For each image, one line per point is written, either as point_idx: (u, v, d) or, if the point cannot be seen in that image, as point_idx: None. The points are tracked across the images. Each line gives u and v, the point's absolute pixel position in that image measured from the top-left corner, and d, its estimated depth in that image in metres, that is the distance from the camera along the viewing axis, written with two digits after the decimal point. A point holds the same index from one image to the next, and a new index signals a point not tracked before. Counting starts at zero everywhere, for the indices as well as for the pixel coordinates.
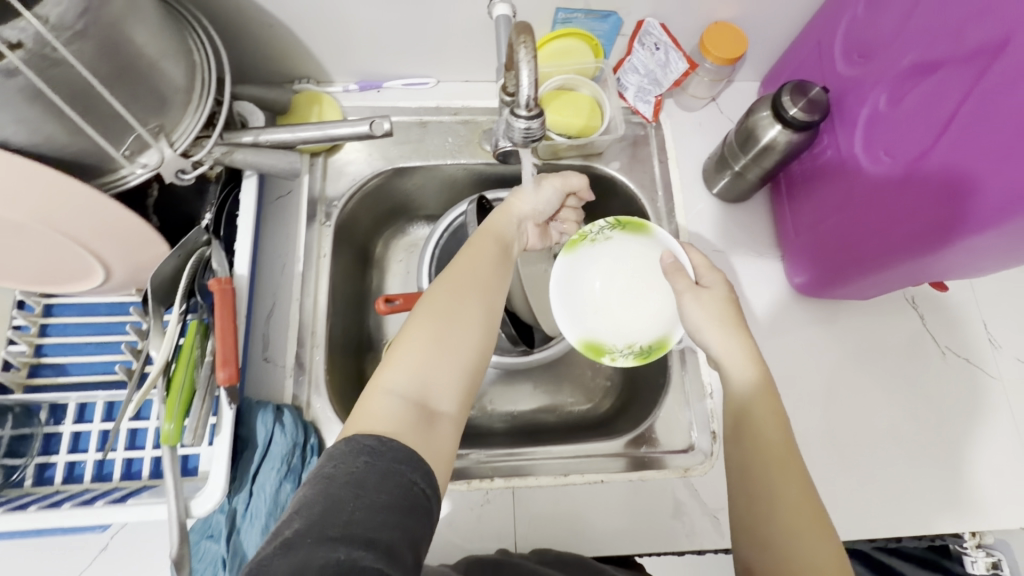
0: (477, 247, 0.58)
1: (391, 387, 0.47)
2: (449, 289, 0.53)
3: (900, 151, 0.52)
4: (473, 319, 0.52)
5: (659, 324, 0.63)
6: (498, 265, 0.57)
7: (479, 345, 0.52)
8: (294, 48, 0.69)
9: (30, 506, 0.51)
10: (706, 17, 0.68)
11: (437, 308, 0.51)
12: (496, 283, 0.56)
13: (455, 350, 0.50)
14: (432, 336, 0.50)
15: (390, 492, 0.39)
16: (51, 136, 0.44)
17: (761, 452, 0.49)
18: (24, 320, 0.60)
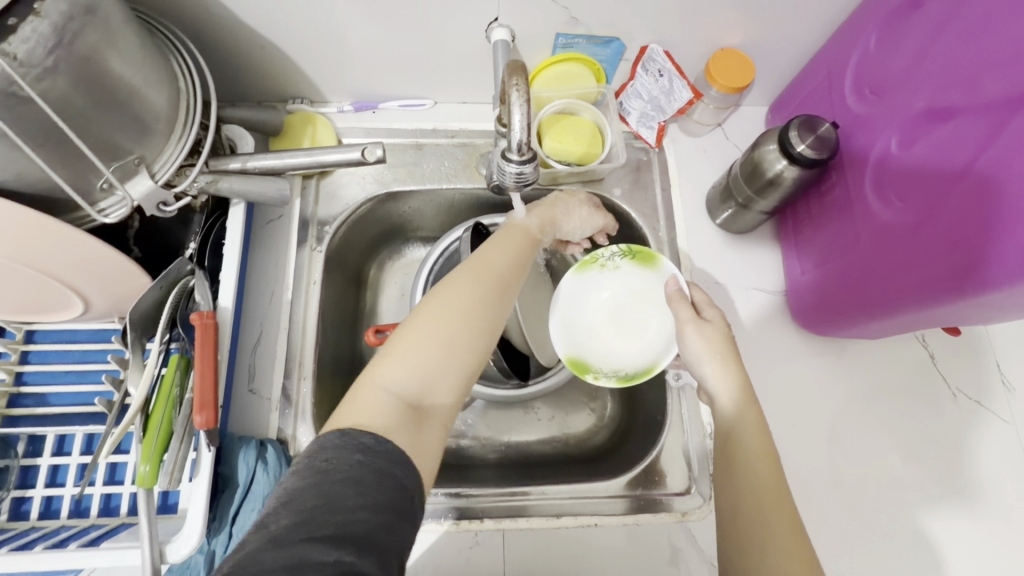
0: (499, 241, 0.55)
1: (390, 379, 0.44)
2: (462, 281, 0.50)
3: (913, 196, 0.50)
4: (485, 315, 0.49)
5: (650, 352, 0.63)
6: (517, 262, 0.54)
7: (485, 343, 0.49)
8: (287, 69, 0.68)
9: (3, 547, 0.50)
10: (712, 43, 0.66)
11: (449, 299, 0.48)
12: (512, 283, 0.53)
13: (462, 343, 0.47)
14: (443, 326, 0.47)
15: (386, 493, 0.37)
16: (24, 172, 0.43)
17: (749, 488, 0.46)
18: (5, 347, 0.59)
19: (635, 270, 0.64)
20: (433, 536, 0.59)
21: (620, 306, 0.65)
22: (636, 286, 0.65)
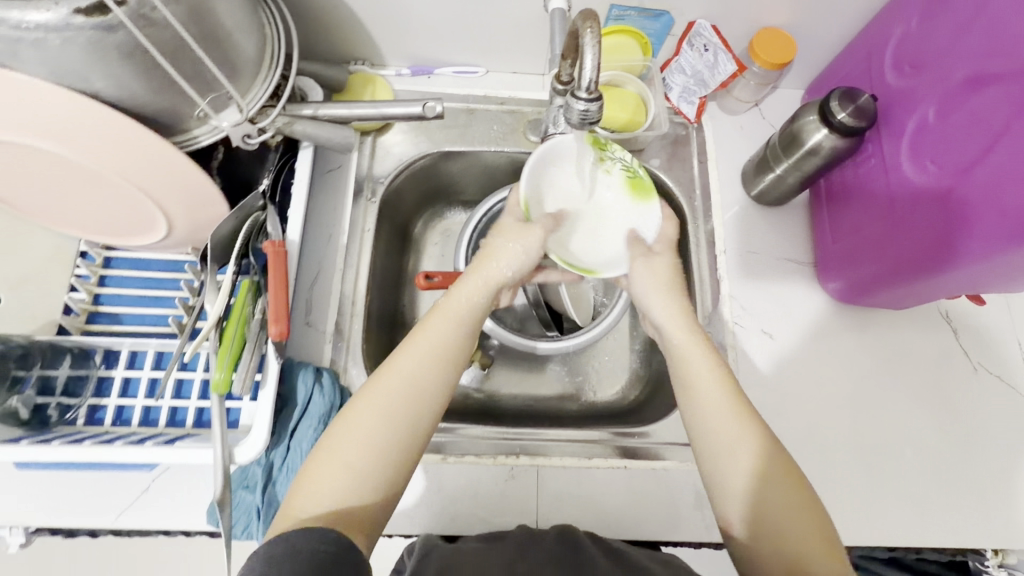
0: (425, 331, 0.53)
1: (309, 503, 0.45)
2: (384, 388, 0.49)
3: (948, 160, 0.53)
4: (409, 417, 0.49)
5: (600, 262, 0.61)
6: (451, 352, 0.52)
7: (415, 440, 0.49)
8: (353, 29, 0.72)
9: (86, 441, 0.54)
10: (756, 22, 0.70)
11: (369, 413, 0.48)
12: (444, 374, 0.51)
13: (386, 456, 0.47)
14: (364, 443, 0.47)
15: (295, 565, 0.39)
16: (135, 93, 0.47)
17: (785, 529, 0.45)
18: (86, 269, 0.64)
19: (623, 188, 0.63)
20: (471, 467, 0.63)
21: (586, 214, 0.64)
22: (613, 203, 0.63)
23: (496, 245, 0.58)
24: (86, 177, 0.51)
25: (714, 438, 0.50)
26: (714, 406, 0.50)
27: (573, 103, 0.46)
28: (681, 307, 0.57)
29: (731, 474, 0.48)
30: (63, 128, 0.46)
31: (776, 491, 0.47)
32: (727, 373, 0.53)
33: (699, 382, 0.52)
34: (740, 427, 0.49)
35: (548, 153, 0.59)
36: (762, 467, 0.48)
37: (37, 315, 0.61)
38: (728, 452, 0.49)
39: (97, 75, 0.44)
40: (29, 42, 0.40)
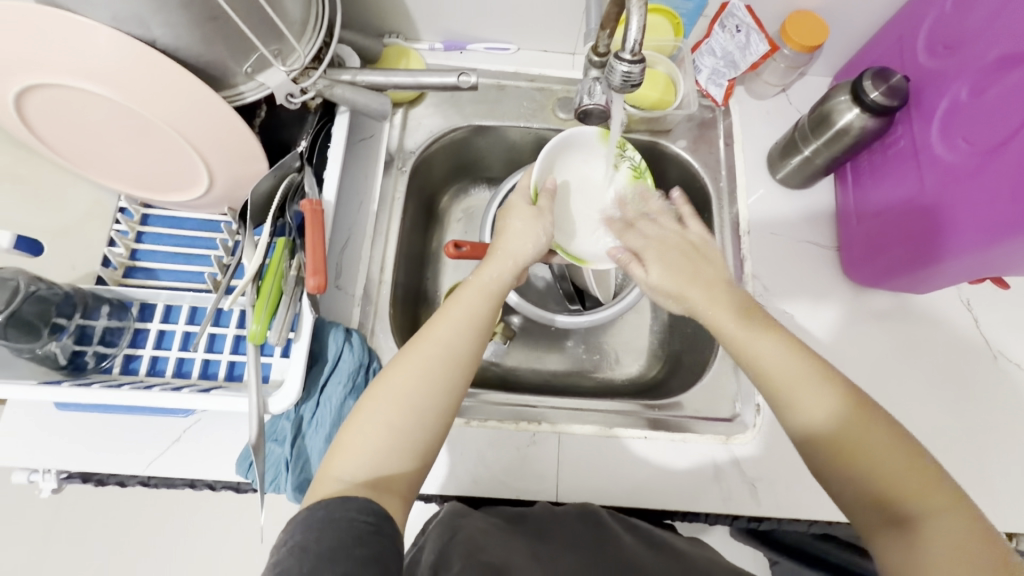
0: (455, 304, 0.54)
1: (346, 466, 0.45)
2: (417, 355, 0.50)
3: (979, 138, 0.53)
4: (440, 384, 0.49)
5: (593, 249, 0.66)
6: (479, 324, 0.53)
7: (448, 407, 0.49)
8: (390, 1, 0.73)
9: (123, 386, 0.55)
10: (789, 5, 0.70)
11: (403, 378, 0.48)
12: (474, 345, 0.52)
13: (418, 421, 0.47)
14: (398, 407, 0.47)
15: (330, 539, 0.38)
16: (189, 44, 0.48)
17: (879, 469, 0.45)
18: (125, 225, 0.65)
19: (626, 184, 0.68)
20: (493, 432, 0.64)
21: (589, 203, 0.68)
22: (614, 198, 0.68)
23: (515, 228, 0.60)
24: (137, 125, 0.53)
25: (794, 390, 0.49)
26: (785, 360, 0.50)
27: (615, 64, 0.46)
28: (718, 279, 0.57)
29: (812, 423, 0.48)
30: (120, 74, 0.47)
31: (858, 433, 0.47)
32: (783, 333, 0.53)
33: (762, 340, 0.52)
34: (814, 377, 0.49)
35: (563, 140, 0.66)
36: (845, 410, 0.48)
37: (77, 266, 0.63)
38: (810, 399, 0.49)
39: (156, 22, 0.45)
40: None
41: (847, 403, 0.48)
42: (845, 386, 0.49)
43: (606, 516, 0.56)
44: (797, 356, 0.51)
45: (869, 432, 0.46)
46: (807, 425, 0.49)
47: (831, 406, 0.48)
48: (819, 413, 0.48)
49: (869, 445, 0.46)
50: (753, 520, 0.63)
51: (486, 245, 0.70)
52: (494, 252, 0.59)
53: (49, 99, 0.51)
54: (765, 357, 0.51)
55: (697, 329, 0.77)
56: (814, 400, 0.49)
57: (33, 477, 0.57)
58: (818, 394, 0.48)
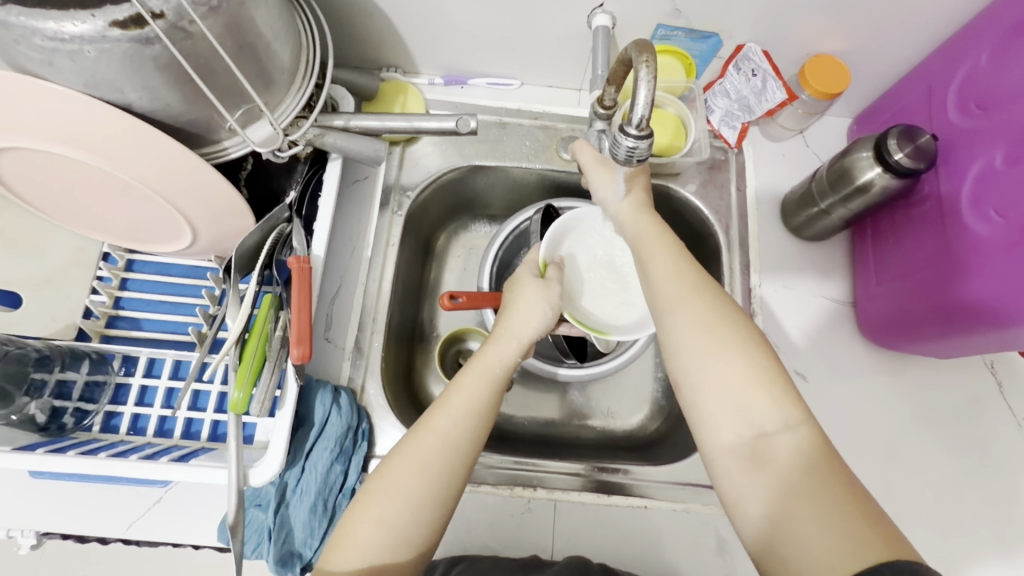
0: (457, 382, 0.50)
1: (340, 560, 0.42)
2: (418, 447, 0.45)
3: (1014, 212, 0.50)
4: (439, 473, 0.45)
5: (604, 320, 0.62)
6: (484, 410, 0.48)
7: (448, 499, 0.45)
8: (388, 36, 0.70)
9: (99, 453, 0.53)
10: (808, 47, 0.66)
11: (402, 472, 0.44)
12: (481, 431, 0.47)
13: (416, 514, 0.43)
14: (396, 502, 0.43)
15: None
16: (168, 105, 0.45)
17: (763, 443, 0.40)
18: (108, 272, 0.63)
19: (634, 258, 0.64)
20: (487, 499, 0.62)
21: (606, 276, 0.64)
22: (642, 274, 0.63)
23: (522, 301, 0.56)
24: (115, 182, 0.50)
25: (699, 367, 0.44)
26: (699, 338, 0.45)
27: (621, 137, 0.43)
28: (666, 245, 0.51)
29: (696, 361, 0.44)
30: (96, 137, 0.44)
31: (754, 406, 0.41)
32: (715, 294, 0.47)
33: (681, 311, 0.46)
34: (728, 346, 0.44)
35: (571, 220, 0.63)
36: (771, 397, 0.41)
37: (56, 318, 0.59)
38: (707, 366, 0.44)
39: (131, 87, 0.42)
40: (64, 53, 0.38)
41: (755, 376, 0.42)
42: (770, 359, 0.43)
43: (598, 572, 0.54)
44: (688, 293, 0.47)
45: (764, 406, 0.41)
46: (689, 370, 0.44)
47: (737, 378, 0.42)
48: (701, 355, 0.44)
49: (761, 421, 0.41)
50: None
51: (483, 296, 0.67)
52: (498, 329, 0.55)
53: (21, 155, 0.48)
54: (676, 333, 0.46)
55: None
56: (718, 367, 0.43)
57: (11, 534, 0.55)
58: (718, 368, 0.43)
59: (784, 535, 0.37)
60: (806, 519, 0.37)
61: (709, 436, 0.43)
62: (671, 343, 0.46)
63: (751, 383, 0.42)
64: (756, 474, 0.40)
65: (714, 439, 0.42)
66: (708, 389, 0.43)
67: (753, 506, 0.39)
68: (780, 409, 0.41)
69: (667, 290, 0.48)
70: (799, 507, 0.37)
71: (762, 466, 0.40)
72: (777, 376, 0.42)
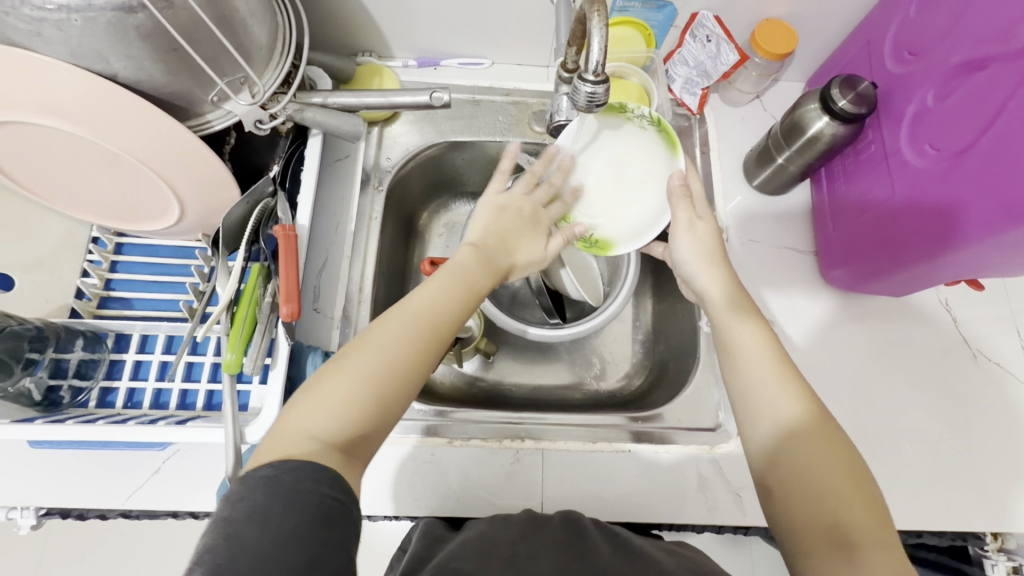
0: (439, 282, 0.53)
1: (313, 424, 0.43)
2: (397, 320, 0.49)
3: (945, 143, 0.54)
4: (421, 348, 0.49)
5: (613, 226, 0.62)
6: (461, 296, 0.53)
7: (422, 370, 0.49)
8: (360, 21, 0.73)
9: (98, 420, 0.55)
10: (757, 13, 0.71)
11: (382, 341, 0.47)
12: (454, 316, 0.52)
13: (393, 381, 0.46)
14: (374, 367, 0.46)
15: (299, 515, 0.38)
16: (152, 76, 0.47)
17: (835, 515, 0.44)
18: (98, 255, 0.65)
19: (653, 140, 0.62)
20: (477, 452, 0.64)
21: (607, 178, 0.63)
22: (643, 157, 0.62)
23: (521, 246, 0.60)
24: (103, 155, 0.53)
25: (747, 379, 0.51)
26: (758, 366, 0.51)
27: (579, 85, 0.47)
28: (719, 271, 0.58)
29: (745, 375, 0.51)
30: (85, 109, 0.47)
31: (837, 491, 0.44)
32: (805, 386, 0.50)
33: (767, 396, 0.49)
34: (771, 358, 0.51)
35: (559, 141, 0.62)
36: (800, 407, 0.48)
37: (50, 299, 0.62)
38: (752, 378, 0.51)
39: (116, 57, 0.45)
40: (52, 22, 0.41)
41: (838, 467, 0.45)
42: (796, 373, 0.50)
43: (589, 525, 0.56)
44: (733, 311, 0.55)
45: (802, 411, 0.48)
46: (739, 380, 0.52)
47: (779, 383, 0.49)
48: (749, 366, 0.51)
49: (842, 510, 0.44)
50: (739, 529, 0.62)
51: None
52: (498, 262, 0.58)
53: (14, 131, 0.50)
54: (734, 350, 0.53)
55: (681, 337, 0.76)
56: (804, 456, 0.46)
57: (11, 514, 0.57)
58: (761, 376, 0.50)
59: (826, 509, 0.44)
60: (837, 497, 0.44)
61: (760, 432, 0.49)
62: (753, 424, 0.49)
63: (836, 474, 0.45)
64: (798, 463, 0.46)
65: (761, 434, 0.49)
66: (755, 394, 0.50)
67: (797, 487, 0.46)
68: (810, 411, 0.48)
69: (754, 373, 0.51)
70: (837, 484, 0.45)
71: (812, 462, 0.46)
72: (805, 386, 0.50)
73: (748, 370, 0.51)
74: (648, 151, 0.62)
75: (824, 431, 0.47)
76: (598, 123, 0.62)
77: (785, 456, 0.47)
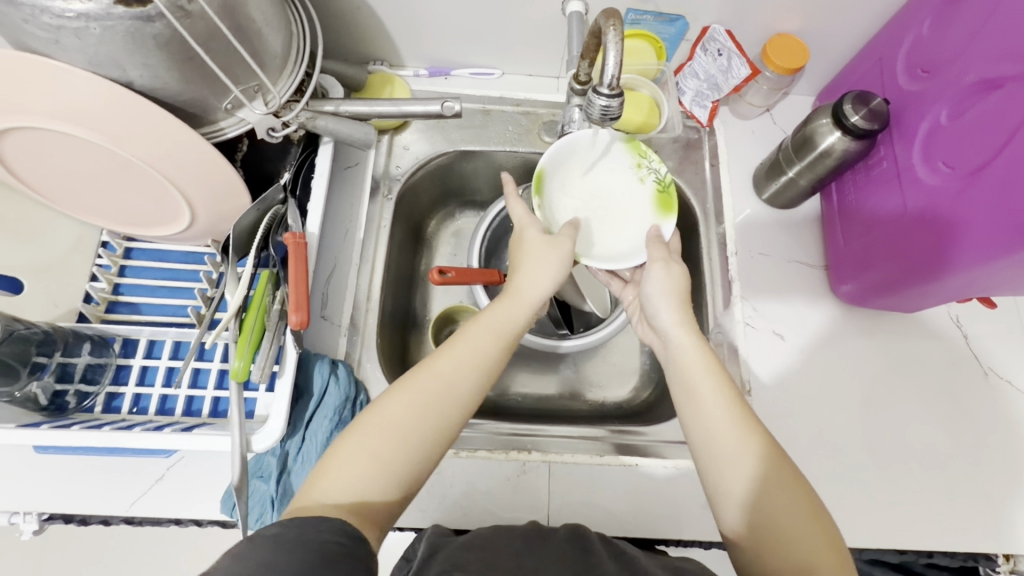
0: (468, 343, 0.52)
1: (327, 488, 0.44)
2: (422, 386, 0.49)
3: (960, 162, 0.54)
4: (443, 418, 0.48)
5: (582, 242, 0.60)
6: (488, 362, 0.52)
7: (444, 438, 0.49)
8: (373, 30, 0.73)
9: (103, 426, 0.55)
10: (769, 28, 0.71)
11: (405, 412, 0.47)
12: (480, 383, 0.51)
13: (413, 452, 0.47)
14: (393, 438, 0.46)
15: (303, 559, 0.36)
16: (168, 84, 0.48)
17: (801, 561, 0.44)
18: (107, 259, 0.65)
19: (649, 196, 0.62)
20: (482, 463, 0.63)
21: (601, 202, 0.62)
22: (635, 205, 0.62)
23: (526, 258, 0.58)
24: (116, 161, 0.53)
25: (704, 421, 0.51)
26: (714, 407, 0.51)
27: (594, 98, 0.47)
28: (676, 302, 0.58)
29: (703, 417, 0.51)
30: (100, 115, 0.47)
31: (803, 533, 0.45)
32: (757, 425, 0.50)
33: (727, 438, 0.49)
34: (722, 396, 0.52)
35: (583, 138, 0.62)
36: (755, 447, 0.49)
37: (57, 303, 0.62)
38: (711, 420, 0.51)
39: (133, 64, 0.45)
40: (70, 30, 0.41)
41: (802, 507, 0.46)
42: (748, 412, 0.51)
43: (597, 541, 0.56)
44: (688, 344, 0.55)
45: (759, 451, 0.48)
46: (697, 421, 0.51)
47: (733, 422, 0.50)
48: (707, 406, 0.51)
49: (811, 554, 0.44)
50: None
51: (471, 271, 0.69)
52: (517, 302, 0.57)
53: (30, 135, 0.51)
54: (693, 391, 0.53)
55: None
56: (766, 499, 0.46)
57: (14, 519, 0.56)
58: (717, 417, 0.50)
59: (795, 555, 0.44)
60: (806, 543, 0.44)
61: (723, 478, 0.49)
62: (717, 472, 0.49)
63: (803, 516, 0.45)
64: (762, 508, 0.46)
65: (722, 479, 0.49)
66: (715, 438, 0.50)
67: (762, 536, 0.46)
68: (764, 452, 0.49)
69: (712, 415, 0.51)
70: (802, 527, 0.45)
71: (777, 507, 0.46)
72: (756, 426, 0.50)
73: (706, 411, 0.51)
74: (643, 199, 0.62)
75: (782, 473, 0.48)
76: (620, 148, 0.63)
77: (745, 502, 0.47)
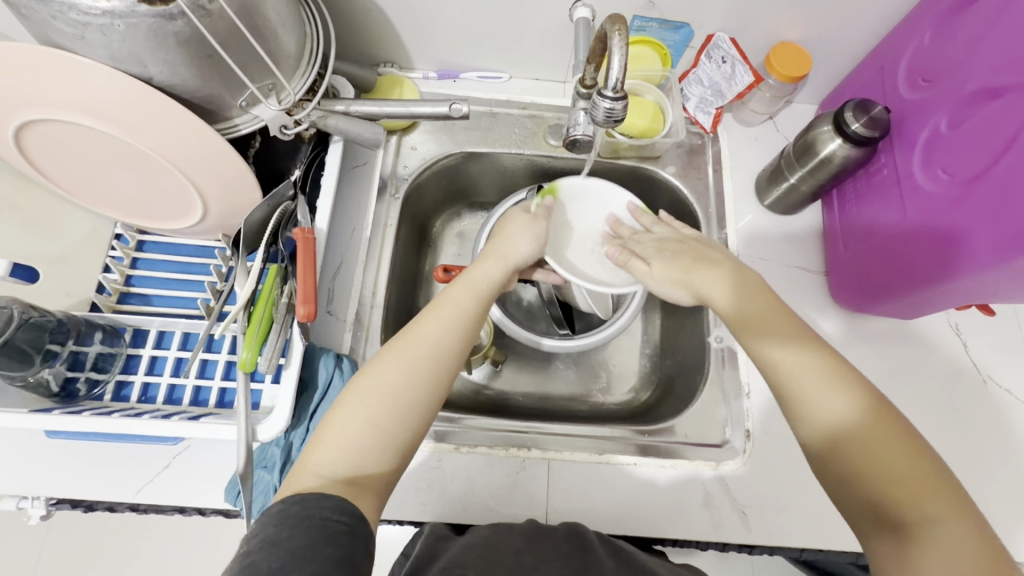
0: (450, 305, 0.54)
1: (325, 461, 0.44)
2: (409, 348, 0.50)
3: (959, 169, 0.55)
4: (431, 377, 0.49)
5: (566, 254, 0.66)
6: (468, 320, 0.54)
7: (434, 399, 0.49)
8: (384, 33, 0.75)
9: (113, 413, 0.56)
10: (772, 36, 0.72)
11: (395, 375, 0.48)
12: (464, 342, 0.53)
13: (405, 415, 0.47)
14: (385, 402, 0.47)
15: (305, 536, 0.38)
16: (186, 81, 0.49)
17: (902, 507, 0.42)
18: (121, 251, 0.66)
19: None
20: (483, 458, 0.64)
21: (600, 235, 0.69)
22: None
23: (512, 230, 0.61)
24: (133, 154, 0.54)
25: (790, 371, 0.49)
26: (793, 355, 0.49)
27: (598, 101, 0.48)
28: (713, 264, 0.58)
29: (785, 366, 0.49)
30: (119, 109, 0.49)
31: (902, 474, 0.43)
32: (847, 369, 0.48)
33: (810, 386, 0.48)
34: (801, 344, 0.50)
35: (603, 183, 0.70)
36: (850, 396, 0.46)
37: (70, 293, 0.63)
38: (798, 368, 0.49)
39: (154, 61, 0.46)
40: (96, 27, 0.43)
41: (903, 450, 0.44)
42: (835, 358, 0.49)
43: (595, 540, 0.56)
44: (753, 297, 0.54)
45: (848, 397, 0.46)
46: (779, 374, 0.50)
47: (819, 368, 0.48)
48: (785, 357, 0.50)
49: (915, 497, 0.42)
50: (744, 547, 0.62)
51: None
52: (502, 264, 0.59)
53: (51, 127, 0.52)
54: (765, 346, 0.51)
55: (689, 353, 0.77)
56: (861, 445, 0.45)
57: (22, 503, 0.57)
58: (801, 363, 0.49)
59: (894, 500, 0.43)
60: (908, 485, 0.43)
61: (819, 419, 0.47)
62: (807, 417, 0.47)
63: (907, 460, 0.43)
64: (857, 456, 0.45)
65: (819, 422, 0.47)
66: (801, 388, 0.48)
67: (859, 483, 0.44)
68: (857, 397, 0.46)
69: (793, 367, 0.49)
70: (901, 468, 0.43)
71: (879, 453, 0.44)
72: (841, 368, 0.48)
73: (786, 362, 0.49)
74: None
75: (878, 417, 0.46)
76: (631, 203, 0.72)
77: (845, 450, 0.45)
